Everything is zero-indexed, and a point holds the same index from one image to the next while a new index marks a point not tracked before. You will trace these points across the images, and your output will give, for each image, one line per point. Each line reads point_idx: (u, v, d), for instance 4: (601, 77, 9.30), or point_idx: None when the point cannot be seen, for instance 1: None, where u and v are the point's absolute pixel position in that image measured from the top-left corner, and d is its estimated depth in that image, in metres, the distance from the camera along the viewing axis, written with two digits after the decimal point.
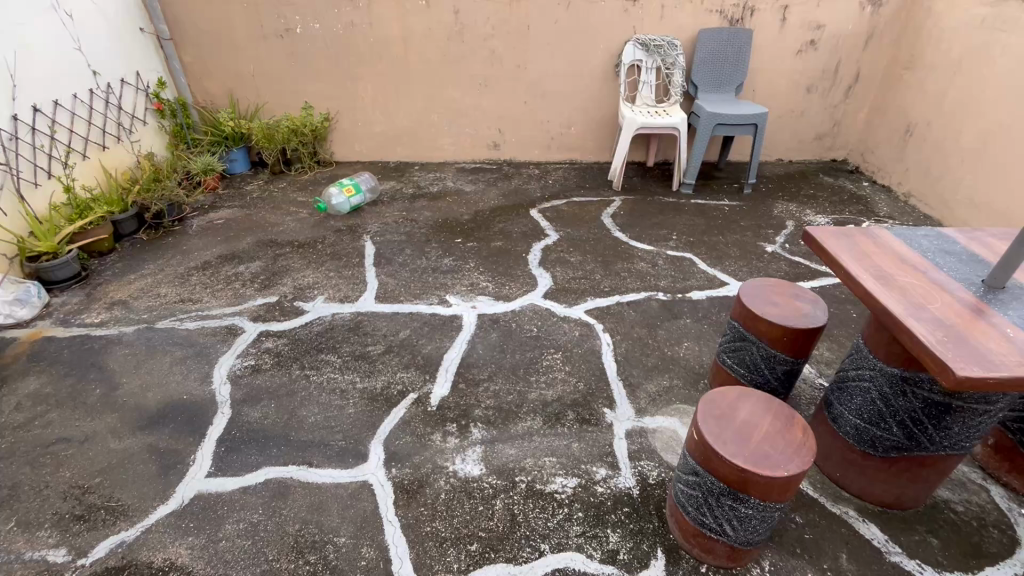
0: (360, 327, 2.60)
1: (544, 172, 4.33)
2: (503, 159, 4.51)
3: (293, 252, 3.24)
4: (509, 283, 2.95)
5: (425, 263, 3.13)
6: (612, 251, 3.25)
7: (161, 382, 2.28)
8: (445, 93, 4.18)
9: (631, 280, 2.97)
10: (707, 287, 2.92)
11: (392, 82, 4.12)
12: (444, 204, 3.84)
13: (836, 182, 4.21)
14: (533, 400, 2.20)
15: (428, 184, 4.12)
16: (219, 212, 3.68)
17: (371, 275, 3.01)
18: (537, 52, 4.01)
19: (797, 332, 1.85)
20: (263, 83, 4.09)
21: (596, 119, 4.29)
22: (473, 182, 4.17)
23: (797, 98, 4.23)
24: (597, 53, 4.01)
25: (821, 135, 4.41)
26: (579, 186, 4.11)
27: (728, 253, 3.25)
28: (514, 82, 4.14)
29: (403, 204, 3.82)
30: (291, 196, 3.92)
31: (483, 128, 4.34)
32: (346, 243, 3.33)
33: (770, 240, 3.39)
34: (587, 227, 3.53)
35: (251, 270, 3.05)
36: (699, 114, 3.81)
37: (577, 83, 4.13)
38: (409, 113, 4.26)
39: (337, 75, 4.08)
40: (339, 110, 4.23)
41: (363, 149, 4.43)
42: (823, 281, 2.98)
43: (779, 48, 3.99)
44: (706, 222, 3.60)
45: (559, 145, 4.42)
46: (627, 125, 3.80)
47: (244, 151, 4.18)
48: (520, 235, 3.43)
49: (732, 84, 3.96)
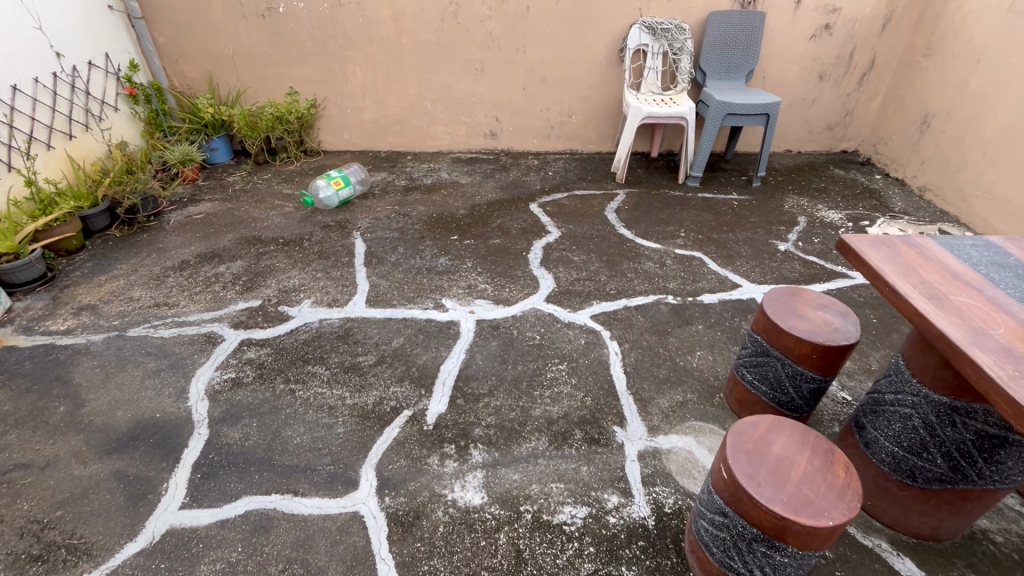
0: (350, 335, 2.42)
1: (543, 163, 4.13)
2: (501, 149, 4.29)
3: (279, 250, 3.03)
4: (509, 285, 2.77)
5: (419, 263, 2.94)
6: (617, 250, 3.07)
7: (131, 399, 2.09)
8: (439, 79, 3.94)
9: (638, 281, 2.81)
10: (718, 289, 2.76)
11: (382, 67, 3.88)
12: (439, 197, 3.63)
13: (847, 175, 4.04)
14: (537, 417, 2.04)
15: (421, 176, 3.90)
16: (198, 205, 3.46)
17: (361, 276, 2.82)
18: (537, 36, 3.78)
19: (828, 349, 1.69)
20: (244, 66, 3.83)
21: (599, 108, 4.08)
22: (468, 174, 3.96)
23: (809, 86, 4.03)
24: (600, 37, 3.78)
25: (832, 125, 4.23)
26: (581, 179, 3.91)
27: (740, 252, 3.08)
28: (512, 68, 3.91)
29: (395, 197, 3.61)
30: (276, 188, 3.70)
31: (480, 116, 4.12)
32: (334, 240, 3.12)
33: (783, 237, 3.23)
34: (590, 222, 3.35)
35: (232, 271, 2.84)
36: (708, 102, 3.61)
37: (579, 69, 3.91)
38: (401, 99, 4.02)
39: (324, 57, 3.83)
40: (327, 96, 3.99)
41: (351, 138, 4.20)
42: (839, 282, 2.83)
43: (792, 33, 3.78)
44: (714, 218, 3.43)
45: (559, 134, 4.20)
46: (633, 114, 3.60)
47: (225, 139, 3.93)
48: (520, 232, 3.24)
49: (741, 71, 3.76)
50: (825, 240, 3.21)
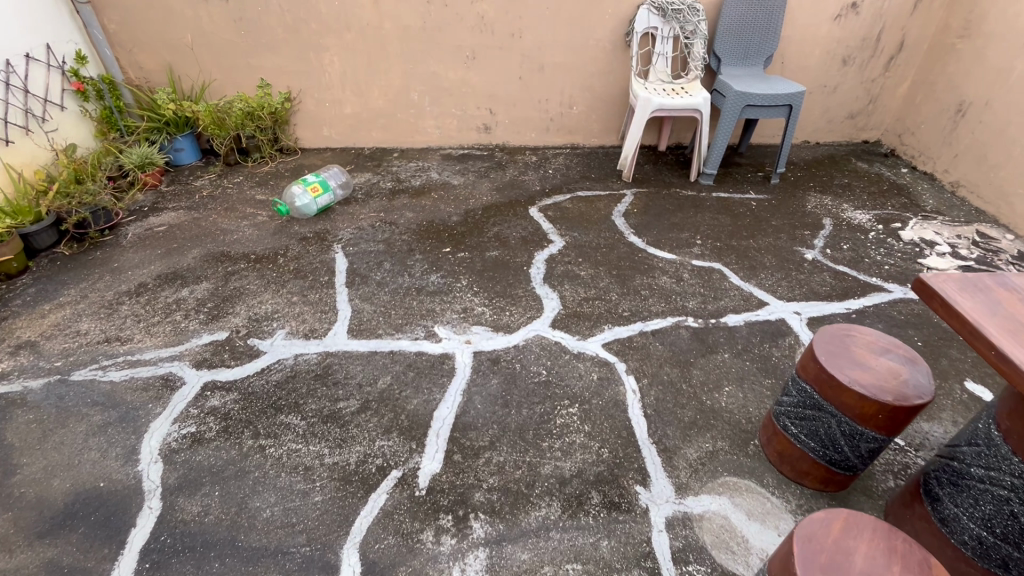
0: (329, 374, 2.12)
1: (543, 160, 3.78)
2: (495, 144, 3.94)
3: (250, 269, 2.70)
4: (510, 308, 2.47)
5: (408, 281, 2.63)
6: (628, 262, 2.77)
7: (71, 464, 1.78)
8: (427, 67, 3.56)
9: (653, 300, 2.51)
10: (743, 309, 2.47)
11: (363, 55, 3.49)
12: (429, 202, 3.29)
13: (871, 168, 3.74)
14: (547, 476, 1.76)
15: (409, 177, 3.56)
16: (160, 215, 3.11)
17: (342, 299, 2.50)
18: (535, 19, 3.39)
19: (897, 409, 1.41)
20: (208, 56, 3.44)
21: (603, 98, 3.73)
22: (461, 174, 3.61)
23: (831, 72, 3.70)
24: (605, 19, 3.40)
25: (854, 113, 3.91)
26: (583, 177, 3.58)
27: (763, 262, 2.79)
28: (507, 55, 3.53)
29: (380, 202, 3.27)
30: (248, 193, 3.35)
31: (472, 109, 3.76)
32: (312, 255, 2.79)
33: (808, 244, 2.94)
34: (597, 229, 3.03)
35: (196, 295, 2.51)
36: (724, 92, 3.27)
37: (582, 56, 3.54)
38: (384, 91, 3.65)
39: (297, 46, 3.44)
40: (303, 89, 3.61)
41: (331, 134, 3.83)
42: (875, 298, 2.55)
43: (816, 13, 3.42)
44: (732, 222, 3.12)
45: (558, 127, 3.86)
46: (641, 105, 3.25)
47: (191, 138, 3.55)
48: (520, 242, 2.93)
49: (759, 56, 3.42)
50: (855, 246, 2.92)
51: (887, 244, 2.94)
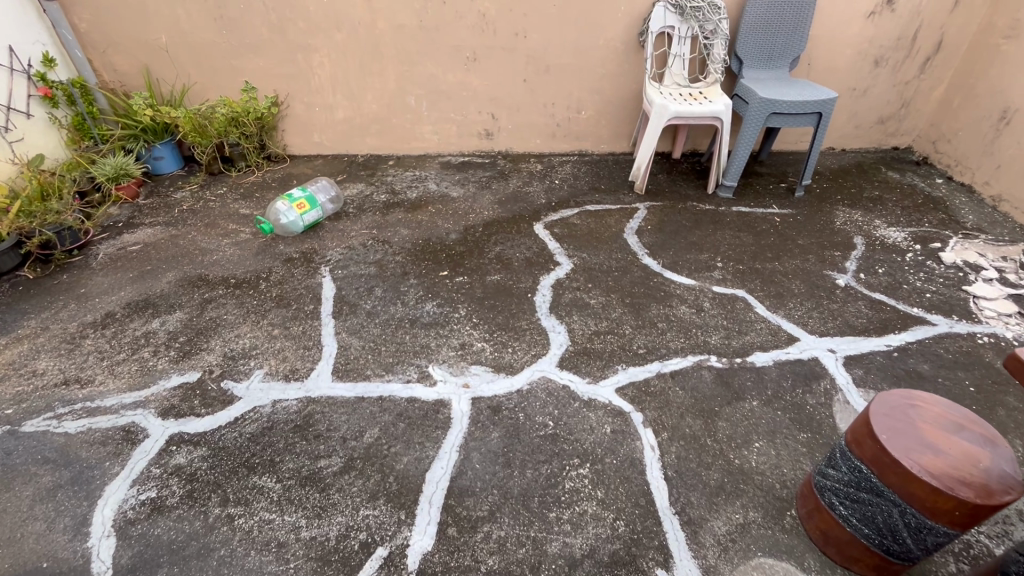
0: (310, 425, 1.89)
1: (549, 169, 3.52)
2: (498, 151, 3.68)
3: (228, 296, 2.47)
4: (513, 343, 2.23)
5: (401, 311, 2.39)
6: (643, 288, 2.53)
7: (11, 539, 1.56)
8: (424, 69, 3.30)
9: (672, 335, 2.27)
10: (771, 345, 2.23)
11: (355, 56, 3.23)
12: (425, 217, 3.05)
13: (903, 178, 3.47)
14: (554, 557, 1.53)
15: (404, 188, 3.31)
16: (135, 232, 2.88)
17: (328, 333, 2.27)
18: (541, 17, 3.12)
19: (981, 507, 1.17)
20: (188, 57, 3.19)
21: (613, 102, 3.47)
22: (460, 185, 3.36)
23: (862, 74, 3.42)
24: (617, 17, 3.13)
25: (883, 118, 3.63)
26: (592, 189, 3.33)
27: (791, 289, 2.54)
28: (511, 56, 3.26)
29: (373, 217, 3.04)
30: (231, 207, 3.12)
31: (472, 114, 3.50)
32: (297, 280, 2.56)
33: (839, 267, 2.69)
34: (608, 250, 2.78)
35: (168, 327, 2.28)
36: (746, 98, 3.00)
37: (591, 57, 3.27)
38: (378, 95, 3.39)
39: (284, 47, 3.18)
40: (291, 92, 3.36)
41: (323, 140, 3.58)
42: (918, 332, 2.30)
43: (847, 11, 3.14)
44: (755, 240, 2.87)
45: (566, 133, 3.60)
46: (657, 112, 2.98)
47: (171, 146, 3.31)
48: (524, 263, 2.69)
49: (785, 57, 3.14)
50: (891, 270, 2.66)
51: (926, 267, 2.68)
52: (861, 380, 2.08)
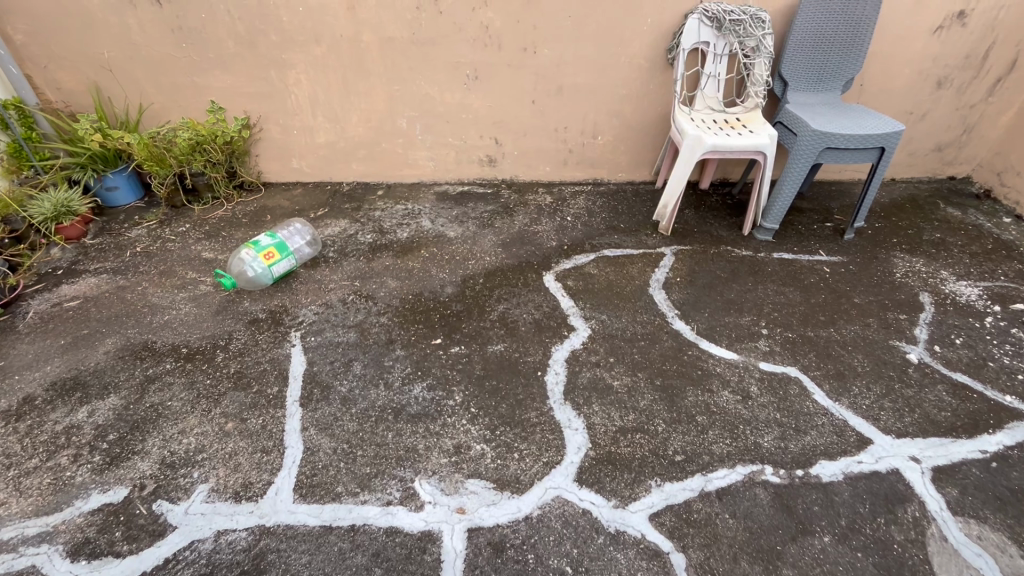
0: (260, 572, 1.47)
1: (559, 203, 3.09)
2: (502, 179, 3.25)
3: (176, 372, 2.04)
4: (520, 445, 1.81)
5: (384, 396, 1.97)
6: (674, 365, 2.11)
7: None
8: (417, 88, 2.86)
9: (714, 434, 1.85)
10: (840, 450, 1.80)
11: (337, 73, 2.79)
12: (417, 264, 2.63)
13: (965, 216, 3.03)
14: None
15: (394, 226, 2.89)
16: (77, 282, 2.46)
17: (292, 429, 1.85)
18: (553, 30, 2.67)
19: None
20: (143, 73, 2.75)
21: (634, 126, 3.04)
22: (459, 222, 2.93)
23: (921, 96, 2.97)
24: (642, 31, 2.68)
25: (941, 145, 3.19)
26: (610, 228, 2.90)
27: (853, 366, 2.11)
28: (518, 74, 2.82)
29: (356, 264, 2.61)
30: (192, 250, 2.69)
31: (473, 138, 3.06)
32: (261, 350, 2.15)
33: (907, 335, 2.26)
34: (631, 310, 2.36)
35: (97, 419, 1.86)
36: (795, 129, 2.56)
37: (611, 76, 2.83)
38: (365, 116, 2.96)
39: (255, 62, 2.74)
40: (264, 113, 2.93)
41: (303, 166, 3.15)
42: (1018, 431, 1.87)
43: (911, 25, 2.70)
44: (804, 298, 2.44)
45: (579, 160, 3.17)
46: (690, 145, 2.53)
47: (126, 175, 2.88)
48: (531, 328, 2.27)
49: (837, 79, 2.70)
50: (970, 341, 2.23)
51: (1011, 337, 2.25)
52: (956, 504, 1.66)
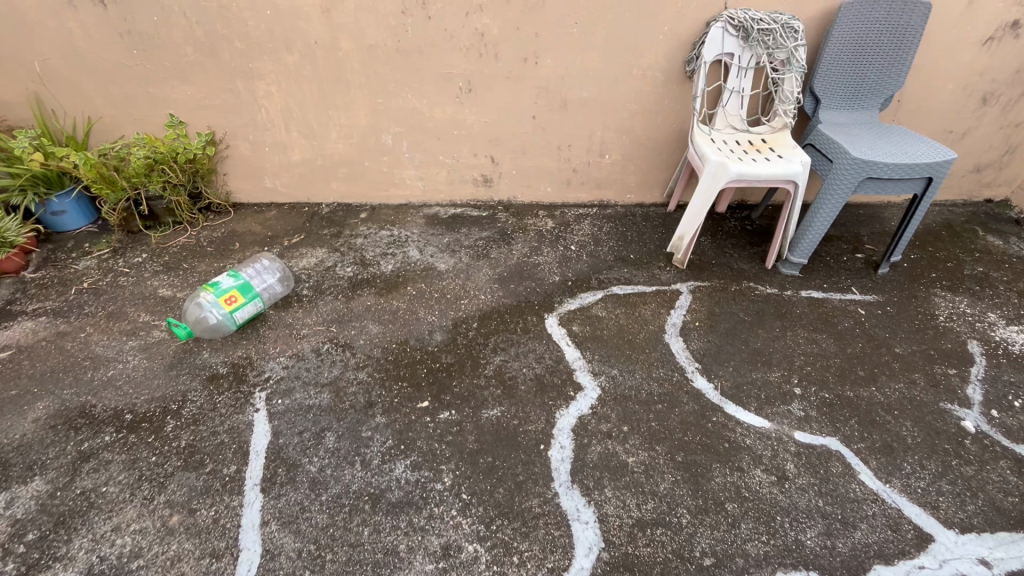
0: None
1: (562, 229, 2.79)
2: (498, 201, 2.95)
3: (116, 447, 1.74)
4: (521, 546, 1.52)
5: (359, 478, 1.68)
6: (698, 436, 1.83)
7: None
8: (404, 101, 2.53)
9: (748, 528, 1.58)
10: (898, 551, 1.53)
11: (313, 84, 2.47)
12: (402, 304, 2.33)
13: (1007, 246, 2.76)
14: None
15: (378, 256, 2.58)
16: (10, 327, 2.14)
17: (250, 525, 1.55)
18: (557, 38, 2.36)
19: None
20: (90, 84, 2.41)
21: (645, 144, 2.73)
22: (450, 251, 2.63)
23: (962, 114, 2.69)
24: (657, 41, 2.37)
25: (980, 166, 2.91)
26: (619, 259, 2.60)
27: (902, 437, 1.84)
28: (517, 87, 2.50)
29: (333, 304, 2.31)
30: (147, 286, 2.37)
31: (466, 156, 2.75)
32: (218, 416, 1.85)
33: (959, 396, 1.99)
34: (645, 364, 2.08)
35: (14, 513, 1.56)
36: (830, 155, 2.27)
37: (621, 90, 2.52)
38: (346, 132, 2.64)
39: (218, 72, 2.41)
40: (231, 128, 2.60)
41: (277, 186, 2.83)
42: None
43: (958, 36, 2.40)
44: (839, 348, 2.16)
45: (583, 181, 2.87)
46: (712, 172, 2.24)
47: (74, 198, 2.56)
48: (532, 387, 1.98)
49: (874, 97, 2.42)
50: None
51: None
52: None
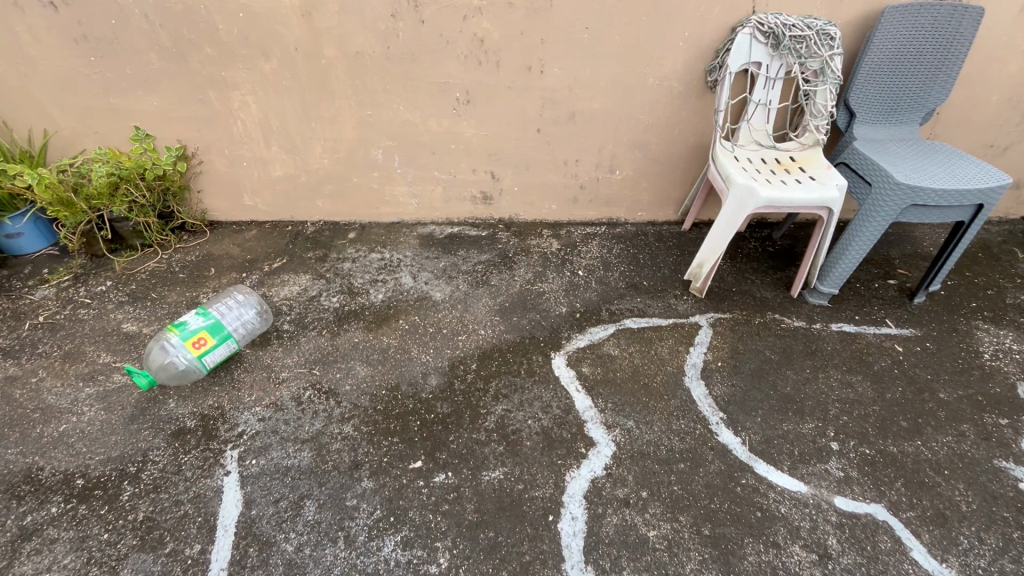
0: None
1: (568, 251, 2.57)
2: (498, 219, 2.72)
3: (63, 522, 1.52)
4: None
5: (343, 560, 1.46)
6: (727, 503, 1.62)
7: None
8: (395, 113, 2.29)
9: None
10: None
11: (293, 95, 2.23)
12: (393, 340, 2.10)
13: None
14: None
15: (367, 284, 2.35)
16: None
17: None
18: (565, 45, 2.12)
19: None
20: (44, 93, 2.16)
21: (659, 159, 2.50)
22: (446, 277, 2.40)
23: (1005, 128, 2.46)
24: (676, 49, 2.14)
25: (1019, 182, 2.69)
26: (630, 287, 2.38)
27: (956, 504, 1.63)
28: (520, 98, 2.27)
29: (317, 341, 2.08)
30: (110, 319, 2.14)
31: (464, 172, 2.51)
32: (183, 481, 1.62)
33: (1014, 452, 1.78)
34: (664, 413, 1.86)
35: None
36: (868, 177, 2.05)
37: (634, 101, 2.29)
38: (332, 147, 2.40)
39: (187, 81, 2.16)
40: (204, 142, 2.35)
41: (257, 204, 2.60)
42: None
43: (1007, 44, 2.18)
44: (878, 394, 1.95)
45: (591, 198, 2.64)
46: (738, 197, 2.01)
47: (31, 219, 2.31)
48: (539, 443, 1.76)
49: (914, 111, 2.20)
50: None
51: None
52: None
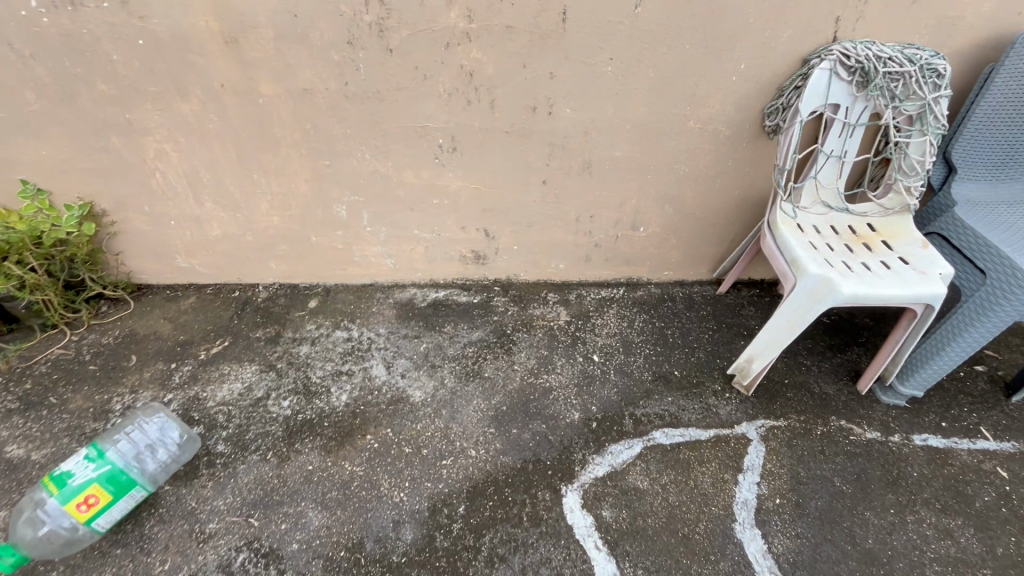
0: None
1: (580, 325, 2.08)
2: (494, 279, 2.23)
3: None
4: None
5: None
6: None
7: None
8: (359, 164, 1.78)
9: None
10: None
11: (226, 142, 1.71)
12: (358, 467, 1.63)
13: None
14: None
15: (327, 379, 1.86)
16: None
17: None
18: (580, 82, 1.60)
19: None
20: None
21: (693, 216, 2.01)
22: (428, 367, 1.91)
23: None
24: (726, 87, 1.63)
25: None
26: (659, 379, 1.91)
27: None
28: (521, 145, 1.75)
29: (258, 470, 1.60)
30: None
31: (451, 229, 2.01)
32: None
33: None
34: None
35: None
36: (979, 262, 1.56)
37: (668, 150, 1.78)
38: (283, 203, 1.88)
39: (82, 125, 1.63)
40: (116, 197, 1.83)
41: (194, 265, 2.09)
42: None
43: None
44: (989, 550, 1.49)
45: (607, 257, 2.15)
46: (811, 289, 1.52)
47: None
48: None
49: None
50: None
51: None
52: None
